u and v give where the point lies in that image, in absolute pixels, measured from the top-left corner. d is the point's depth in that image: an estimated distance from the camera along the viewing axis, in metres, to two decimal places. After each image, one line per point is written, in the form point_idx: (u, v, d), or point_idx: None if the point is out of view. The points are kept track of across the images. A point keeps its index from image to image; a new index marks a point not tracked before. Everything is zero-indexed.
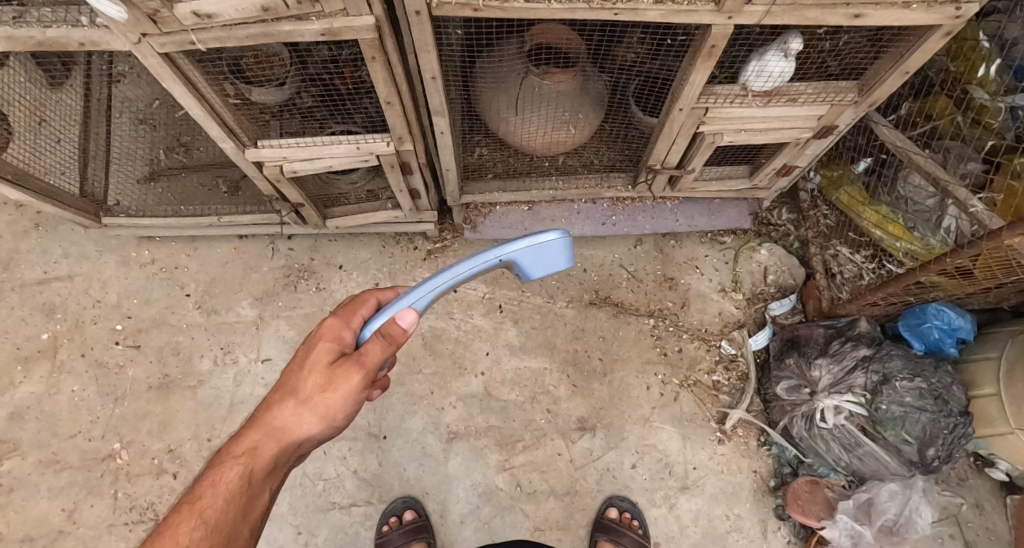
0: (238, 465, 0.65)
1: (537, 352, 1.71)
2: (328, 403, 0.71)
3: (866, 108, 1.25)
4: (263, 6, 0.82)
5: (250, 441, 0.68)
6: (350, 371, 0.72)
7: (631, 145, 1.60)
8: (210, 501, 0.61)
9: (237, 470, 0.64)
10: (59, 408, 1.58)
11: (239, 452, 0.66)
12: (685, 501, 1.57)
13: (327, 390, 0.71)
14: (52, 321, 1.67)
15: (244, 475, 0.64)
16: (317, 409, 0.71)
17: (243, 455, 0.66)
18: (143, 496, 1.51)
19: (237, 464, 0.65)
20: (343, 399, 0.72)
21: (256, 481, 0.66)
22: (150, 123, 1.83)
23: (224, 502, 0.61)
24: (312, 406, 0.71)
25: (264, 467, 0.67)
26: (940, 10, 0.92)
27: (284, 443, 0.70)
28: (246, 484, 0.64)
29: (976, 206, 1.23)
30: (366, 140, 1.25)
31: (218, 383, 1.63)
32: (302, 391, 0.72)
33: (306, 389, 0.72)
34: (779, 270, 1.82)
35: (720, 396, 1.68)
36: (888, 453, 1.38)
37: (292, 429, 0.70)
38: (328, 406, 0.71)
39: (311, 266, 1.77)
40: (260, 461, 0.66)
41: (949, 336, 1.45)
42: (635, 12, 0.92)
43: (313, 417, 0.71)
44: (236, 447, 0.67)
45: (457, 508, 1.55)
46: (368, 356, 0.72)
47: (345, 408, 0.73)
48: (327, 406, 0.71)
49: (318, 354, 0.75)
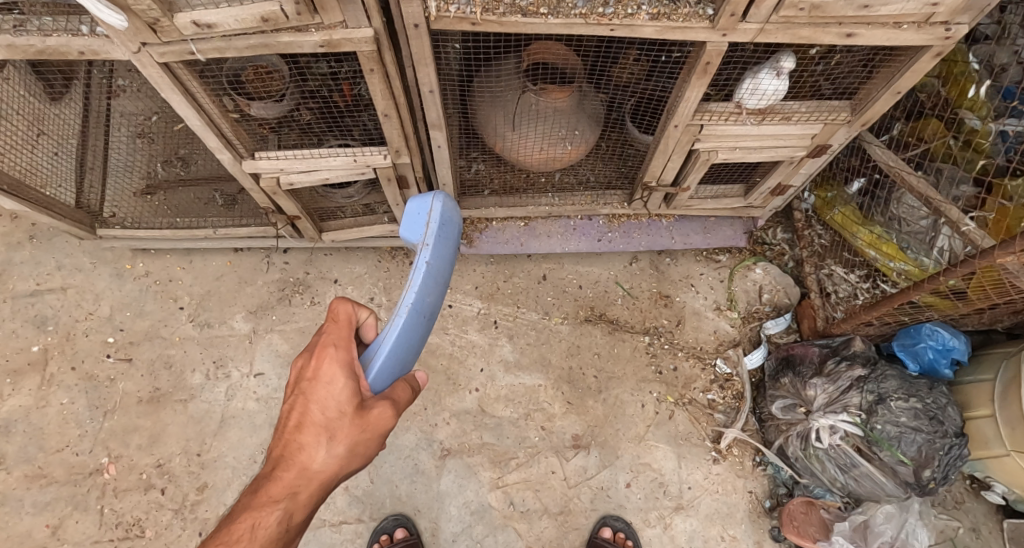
0: (279, 509, 0.56)
1: (531, 368, 1.70)
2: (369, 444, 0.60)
3: (859, 127, 1.26)
4: (263, 17, 0.83)
5: (285, 484, 0.57)
6: (387, 412, 0.60)
7: (627, 162, 1.61)
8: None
9: (277, 514, 0.56)
10: (47, 421, 1.56)
11: (277, 496, 0.56)
12: (680, 521, 1.55)
13: (367, 432, 0.58)
14: (43, 334, 1.66)
15: (285, 517, 0.56)
16: (356, 454, 0.59)
17: (283, 498, 0.57)
18: (129, 512, 1.49)
19: (275, 509, 0.56)
20: (380, 439, 0.61)
21: (298, 518, 0.58)
22: (147, 136, 1.84)
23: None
24: (350, 451, 0.58)
25: (305, 505, 0.58)
26: (930, 31, 0.94)
27: (323, 480, 0.59)
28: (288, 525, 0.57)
29: (969, 225, 1.27)
30: (363, 153, 1.25)
31: (210, 397, 1.62)
32: (337, 433, 0.57)
33: (342, 431, 0.57)
34: (773, 289, 1.83)
35: (715, 415, 1.67)
36: (883, 473, 1.36)
37: (332, 469, 0.59)
38: (366, 448, 0.60)
39: (306, 280, 1.77)
40: (298, 501, 0.57)
41: (943, 356, 1.45)
42: (631, 28, 0.94)
43: (352, 457, 0.59)
44: (271, 483, 0.57)
45: (449, 526, 1.53)
46: (399, 399, 0.64)
47: (381, 444, 0.63)
48: (365, 448, 0.60)
49: (344, 392, 0.58)
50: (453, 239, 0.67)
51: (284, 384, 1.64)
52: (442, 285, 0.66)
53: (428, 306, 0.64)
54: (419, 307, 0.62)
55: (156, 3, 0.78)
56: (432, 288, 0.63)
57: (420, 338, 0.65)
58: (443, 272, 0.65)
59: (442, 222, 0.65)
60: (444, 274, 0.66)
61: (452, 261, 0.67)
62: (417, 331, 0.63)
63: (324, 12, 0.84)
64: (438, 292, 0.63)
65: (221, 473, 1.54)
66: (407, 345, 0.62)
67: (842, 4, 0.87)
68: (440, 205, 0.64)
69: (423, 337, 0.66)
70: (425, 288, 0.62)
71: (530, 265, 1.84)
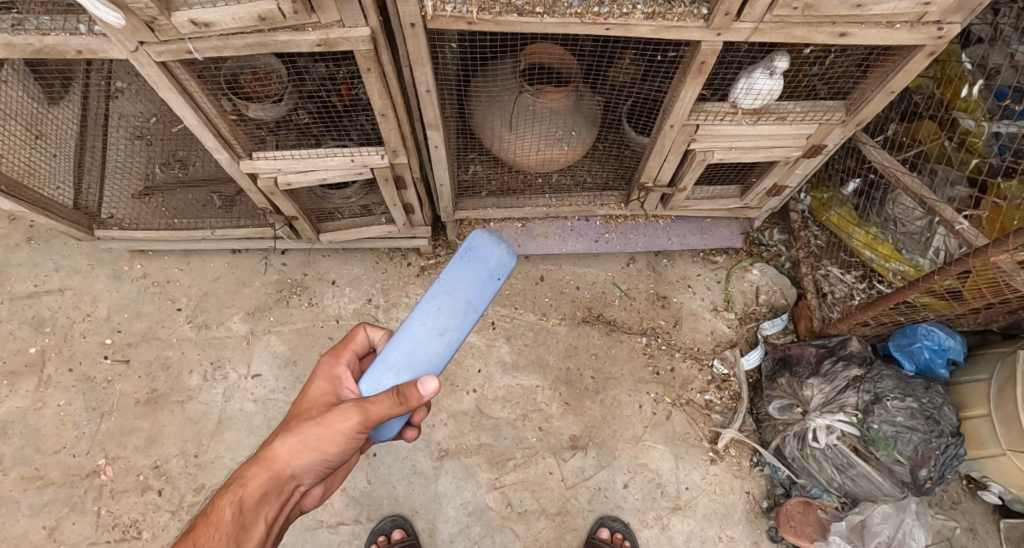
0: (232, 494, 0.60)
1: (529, 370, 1.71)
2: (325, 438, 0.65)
3: (853, 127, 1.26)
4: (260, 16, 0.83)
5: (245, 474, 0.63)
6: (345, 410, 0.65)
7: (624, 163, 1.62)
8: (204, 529, 0.55)
9: (230, 500, 0.59)
10: (44, 423, 1.56)
11: (233, 484, 0.62)
12: (678, 521, 1.55)
13: (319, 424, 0.65)
14: (40, 335, 1.66)
15: (235, 503, 0.59)
16: (310, 447, 0.65)
17: (237, 484, 0.62)
18: (126, 513, 1.48)
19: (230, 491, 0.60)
20: (337, 437, 0.65)
21: (250, 514, 0.59)
22: (145, 139, 1.84)
23: (213, 527, 0.56)
24: (304, 443, 0.65)
25: (256, 497, 0.61)
26: (922, 30, 0.95)
27: (278, 476, 0.63)
28: (238, 512, 0.58)
29: (963, 224, 1.27)
30: (360, 153, 1.26)
31: (207, 399, 1.62)
32: (297, 425, 0.67)
33: (300, 424, 0.66)
34: (770, 290, 1.83)
35: (712, 415, 1.67)
36: (880, 473, 1.36)
37: (288, 463, 0.64)
38: (320, 443, 0.65)
39: (304, 282, 1.77)
40: (251, 489, 0.61)
41: (939, 356, 1.45)
42: (626, 27, 0.95)
43: (308, 453, 0.65)
44: (237, 476, 0.63)
45: (446, 527, 1.52)
46: (370, 405, 0.64)
47: (341, 448, 0.66)
48: (321, 444, 0.65)
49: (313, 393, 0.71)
50: (482, 269, 0.76)
51: (281, 386, 1.64)
52: (462, 304, 0.76)
53: (440, 321, 0.75)
54: (428, 319, 0.76)
55: (154, 2, 0.78)
56: (445, 298, 0.76)
57: (431, 351, 0.75)
58: (462, 290, 0.76)
59: (471, 254, 0.77)
60: (464, 297, 0.76)
61: (479, 288, 0.76)
62: (426, 342, 0.75)
63: (322, 12, 0.84)
64: (446, 310, 0.75)
65: (218, 474, 1.54)
66: (411, 353, 0.75)
67: (835, 4, 0.87)
68: (470, 238, 0.77)
69: (441, 353, 0.76)
70: (435, 304, 0.76)
71: (527, 267, 1.85)
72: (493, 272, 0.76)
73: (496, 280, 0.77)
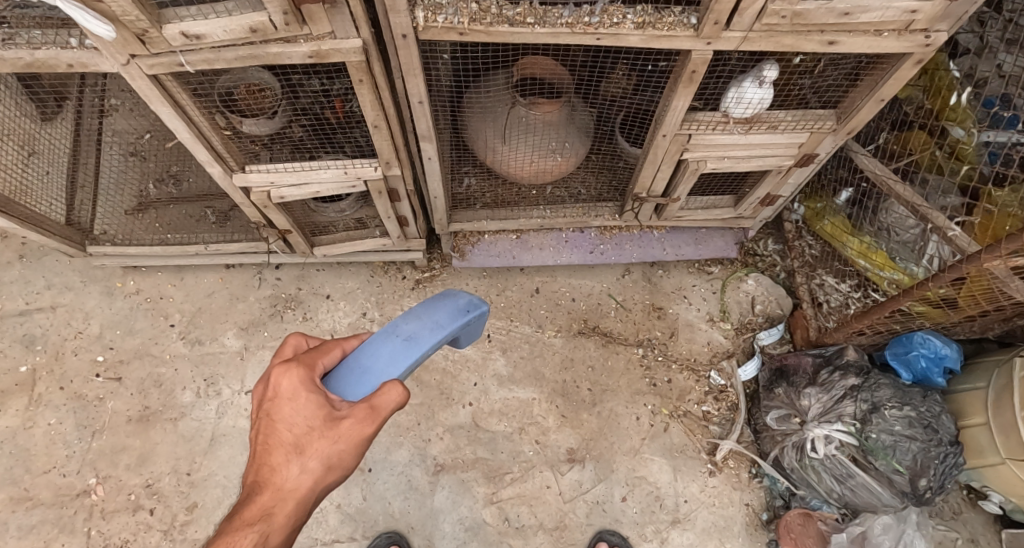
0: (255, 534, 0.55)
1: (525, 382, 1.70)
2: (342, 455, 0.60)
3: (844, 135, 1.27)
4: (251, 28, 0.84)
5: (260, 508, 0.57)
6: (362, 422, 0.61)
7: (618, 175, 1.62)
8: None
9: (254, 541, 0.55)
10: (34, 442, 1.54)
11: (252, 520, 0.56)
12: (677, 535, 1.53)
13: (337, 443, 0.59)
14: (32, 353, 1.65)
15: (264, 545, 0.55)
16: (329, 467, 0.60)
17: (257, 521, 0.56)
18: (116, 534, 1.46)
19: (253, 531, 0.55)
20: (356, 450, 0.61)
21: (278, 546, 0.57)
22: (139, 155, 1.86)
23: None
24: (325, 465, 0.59)
25: (284, 530, 0.57)
26: (911, 38, 0.95)
27: (301, 500, 0.59)
28: None
29: (954, 231, 1.28)
30: (353, 165, 1.25)
31: (200, 415, 1.60)
32: (301, 445, 0.59)
33: (312, 446, 0.59)
34: (766, 300, 1.83)
35: (710, 427, 1.66)
36: (880, 483, 1.34)
37: (308, 485, 0.59)
38: (342, 459, 0.60)
39: (299, 296, 1.77)
40: (278, 523, 0.57)
41: (936, 365, 1.45)
42: (616, 36, 0.95)
43: (330, 472, 0.60)
44: (249, 510, 0.57)
45: (443, 543, 1.50)
46: (381, 406, 0.62)
47: (360, 457, 0.62)
48: (341, 461, 0.61)
49: (308, 407, 0.61)
50: (453, 303, 0.82)
51: None
52: (431, 323, 0.78)
53: (407, 331, 0.76)
54: (395, 329, 0.76)
55: (144, 14, 0.78)
56: (411, 317, 0.78)
57: (393, 355, 0.73)
58: (432, 313, 0.79)
59: (443, 294, 0.83)
60: (434, 317, 0.79)
61: (449, 315, 0.80)
62: (389, 346, 0.73)
63: (313, 23, 0.84)
64: (413, 318, 0.77)
65: (212, 493, 1.52)
66: (373, 352, 0.72)
67: (823, 13, 0.88)
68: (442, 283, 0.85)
69: (403, 358, 0.73)
70: (404, 318, 0.78)
71: (523, 279, 1.85)
72: (464, 306, 0.82)
73: (466, 313, 0.82)
